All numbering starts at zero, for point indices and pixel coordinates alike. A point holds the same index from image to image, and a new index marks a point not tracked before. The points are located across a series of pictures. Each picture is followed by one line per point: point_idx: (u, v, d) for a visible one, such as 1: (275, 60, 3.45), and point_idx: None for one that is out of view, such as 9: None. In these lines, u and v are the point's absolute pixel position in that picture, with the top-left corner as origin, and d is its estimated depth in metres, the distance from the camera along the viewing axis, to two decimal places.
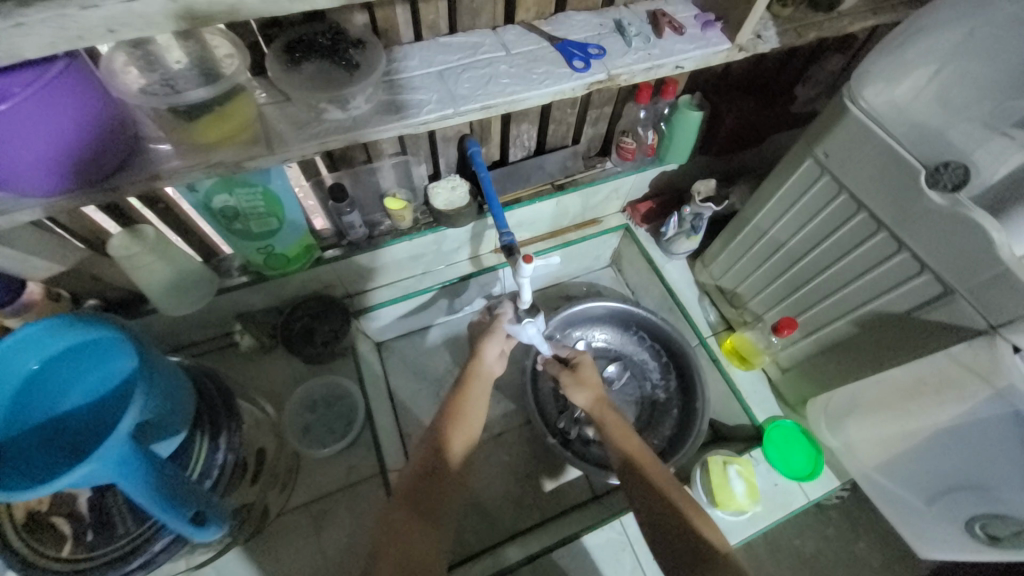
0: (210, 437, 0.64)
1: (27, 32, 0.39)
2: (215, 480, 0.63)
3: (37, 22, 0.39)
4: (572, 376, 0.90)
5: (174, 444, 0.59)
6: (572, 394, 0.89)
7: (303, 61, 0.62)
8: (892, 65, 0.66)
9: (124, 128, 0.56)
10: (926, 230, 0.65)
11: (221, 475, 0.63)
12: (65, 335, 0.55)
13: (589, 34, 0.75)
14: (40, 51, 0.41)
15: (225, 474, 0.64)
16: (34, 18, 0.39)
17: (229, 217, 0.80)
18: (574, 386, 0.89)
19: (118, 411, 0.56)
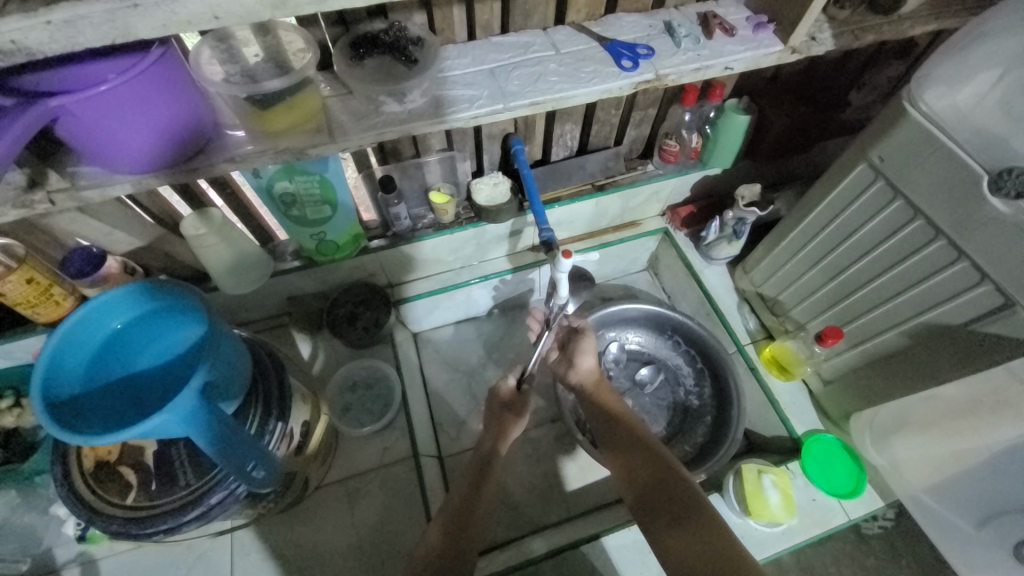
0: (264, 404, 0.68)
1: None
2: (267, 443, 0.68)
3: None
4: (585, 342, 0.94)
5: (232, 408, 0.64)
6: (580, 356, 0.93)
7: (366, 56, 0.66)
8: (955, 68, 0.64)
9: (205, 114, 0.61)
10: (992, 240, 0.62)
11: (272, 439, 0.68)
12: (144, 300, 0.61)
13: (638, 35, 0.77)
14: None
15: (275, 436, 0.69)
16: None
17: (287, 203, 0.85)
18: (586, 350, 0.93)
19: (184, 373, 0.61)
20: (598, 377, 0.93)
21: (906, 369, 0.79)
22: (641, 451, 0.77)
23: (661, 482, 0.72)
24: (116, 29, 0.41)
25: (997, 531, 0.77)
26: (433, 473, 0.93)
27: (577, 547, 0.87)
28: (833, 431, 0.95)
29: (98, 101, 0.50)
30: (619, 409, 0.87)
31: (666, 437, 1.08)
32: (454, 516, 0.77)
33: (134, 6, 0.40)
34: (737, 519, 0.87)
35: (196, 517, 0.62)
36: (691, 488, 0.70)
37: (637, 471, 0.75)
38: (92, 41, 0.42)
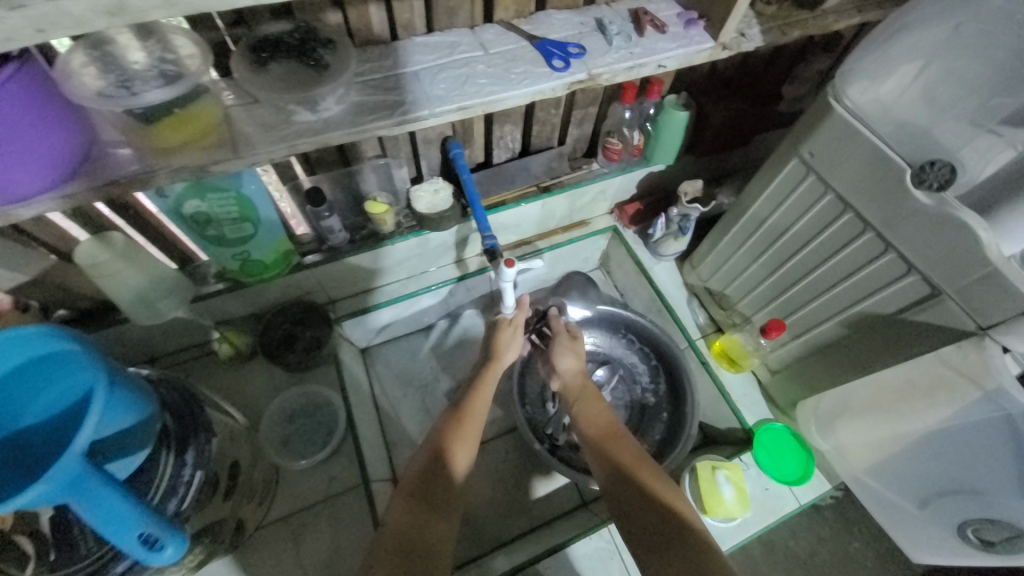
0: (176, 453, 0.61)
1: None
2: (182, 497, 0.59)
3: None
4: (569, 342, 0.93)
5: (135, 462, 0.57)
6: (561, 355, 0.91)
7: (270, 61, 0.59)
8: (877, 62, 0.65)
9: (81, 130, 0.53)
10: (913, 229, 0.63)
11: (188, 492, 0.60)
12: (26, 347, 0.54)
13: (569, 33, 0.74)
14: None
15: (192, 491, 0.61)
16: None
17: (201, 223, 0.78)
18: (567, 349, 0.92)
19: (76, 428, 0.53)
20: (584, 379, 0.89)
21: (846, 356, 0.80)
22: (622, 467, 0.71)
23: (647, 499, 0.66)
24: None
25: (937, 512, 0.75)
26: (386, 500, 0.88)
27: (537, 562, 0.83)
28: (782, 419, 0.98)
29: None
30: (601, 418, 0.81)
31: None
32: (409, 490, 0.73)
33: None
34: None
35: None
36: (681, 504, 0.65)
37: (619, 483, 0.69)
38: None
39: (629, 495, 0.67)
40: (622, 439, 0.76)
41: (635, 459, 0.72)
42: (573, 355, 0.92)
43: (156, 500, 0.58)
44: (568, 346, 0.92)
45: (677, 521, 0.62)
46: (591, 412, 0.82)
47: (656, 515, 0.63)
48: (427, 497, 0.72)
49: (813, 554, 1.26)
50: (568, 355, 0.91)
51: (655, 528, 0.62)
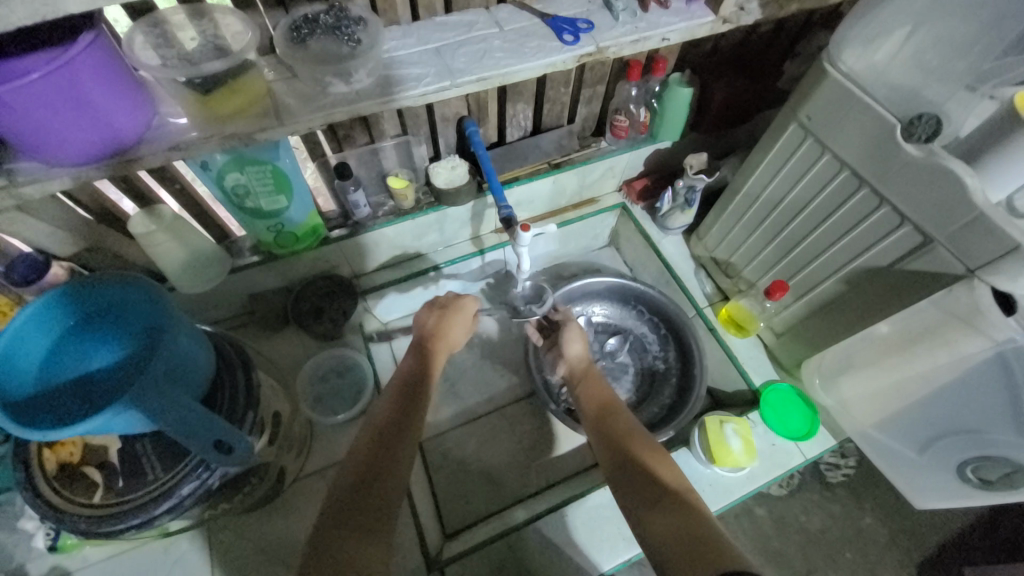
0: (239, 379, 0.70)
1: None
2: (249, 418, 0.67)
3: None
4: (576, 330, 0.98)
5: (205, 387, 0.65)
6: (569, 342, 0.96)
7: (308, 38, 0.65)
8: (869, 29, 0.69)
9: (143, 99, 0.59)
10: (906, 180, 0.67)
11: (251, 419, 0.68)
12: (90, 297, 0.61)
13: (578, 10, 0.79)
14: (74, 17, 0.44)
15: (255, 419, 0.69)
16: None
17: (240, 195, 0.84)
18: (575, 337, 0.97)
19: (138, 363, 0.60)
20: (588, 364, 0.95)
21: (847, 313, 0.85)
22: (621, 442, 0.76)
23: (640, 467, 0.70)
24: (46, 5, 0.40)
25: (938, 453, 0.80)
26: None
27: (554, 510, 0.89)
28: (788, 380, 1.02)
29: (31, 90, 0.48)
30: (607, 395, 0.86)
31: (636, 401, 1.13)
32: (337, 502, 0.63)
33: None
34: (702, 468, 0.92)
35: (167, 509, 0.60)
36: (676, 471, 0.70)
37: (618, 452, 0.74)
38: (26, 19, 0.40)
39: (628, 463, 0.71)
40: (623, 414, 0.81)
41: (633, 433, 0.77)
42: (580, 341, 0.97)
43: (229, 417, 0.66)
44: (577, 333, 0.98)
45: (666, 488, 0.66)
46: (592, 391, 0.88)
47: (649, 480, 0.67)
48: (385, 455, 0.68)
49: None
50: (575, 342, 0.97)
51: (650, 492, 0.66)
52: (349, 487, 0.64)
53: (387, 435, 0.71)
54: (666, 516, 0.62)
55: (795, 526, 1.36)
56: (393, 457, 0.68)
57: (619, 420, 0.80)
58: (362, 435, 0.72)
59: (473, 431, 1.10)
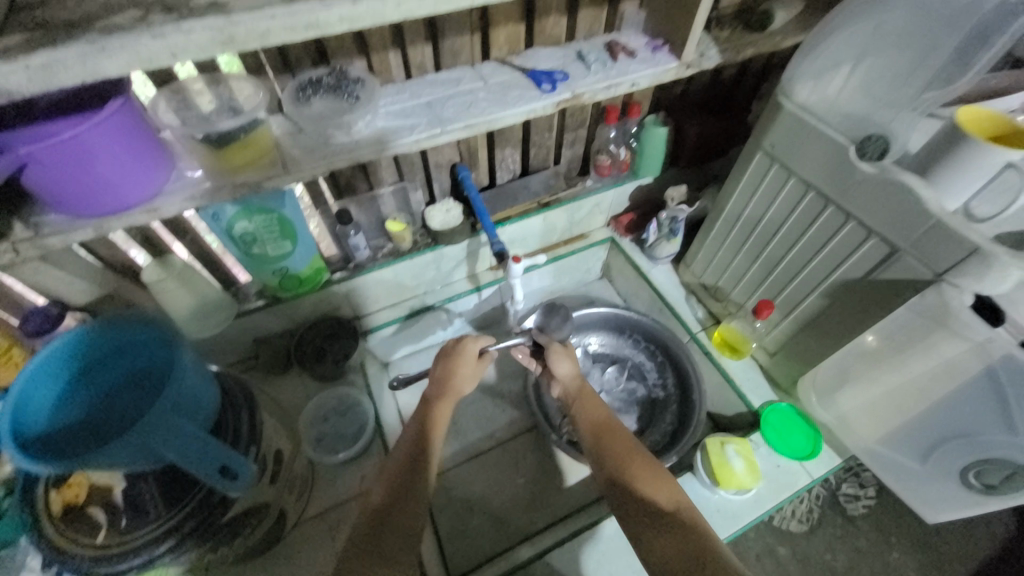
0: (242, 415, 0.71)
1: (108, 55, 0.43)
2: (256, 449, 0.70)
3: (127, 45, 0.43)
4: (563, 347, 0.94)
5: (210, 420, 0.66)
6: (557, 362, 0.92)
7: (312, 97, 0.73)
8: (815, 65, 0.78)
9: (163, 156, 0.66)
10: (866, 195, 0.72)
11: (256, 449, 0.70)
12: (104, 336, 0.64)
13: (555, 63, 0.88)
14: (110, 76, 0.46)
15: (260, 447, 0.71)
16: (125, 42, 0.43)
17: (247, 242, 0.89)
18: (562, 356, 0.93)
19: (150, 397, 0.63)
20: (581, 381, 0.92)
21: (830, 326, 0.87)
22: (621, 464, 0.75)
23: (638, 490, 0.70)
24: (88, 70, 0.44)
25: (939, 461, 0.79)
26: None
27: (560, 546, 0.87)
28: (786, 399, 1.03)
29: (64, 148, 0.54)
30: (601, 414, 0.84)
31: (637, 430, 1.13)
32: (356, 535, 0.64)
33: (102, 48, 0.43)
34: (708, 493, 0.91)
35: (170, 547, 0.62)
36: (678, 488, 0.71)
37: (616, 475, 0.74)
38: (69, 81, 0.44)
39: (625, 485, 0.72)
40: (618, 431, 0.81)
41: (632, 452, 0.76)
42: (568, 358, 0.93)
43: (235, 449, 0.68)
44: (563, 352, 0.93)
45: (662, 510, 0.68)
46: (589, 407, 0.86)
47: (648, 502, 0.69)
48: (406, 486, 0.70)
49: None
50: (564, 360, 0.92)
51: (646, 515, 0.68)
52: (365, 524, 0.65)
53: (404, 477, 0.71)
54: (664, 537, 0.64)
55: (815, 561, 1.31)
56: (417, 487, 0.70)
57: (617, 438, 0.79)
58: (381, 474, 0.72)
59: (475, 468, 1.09)
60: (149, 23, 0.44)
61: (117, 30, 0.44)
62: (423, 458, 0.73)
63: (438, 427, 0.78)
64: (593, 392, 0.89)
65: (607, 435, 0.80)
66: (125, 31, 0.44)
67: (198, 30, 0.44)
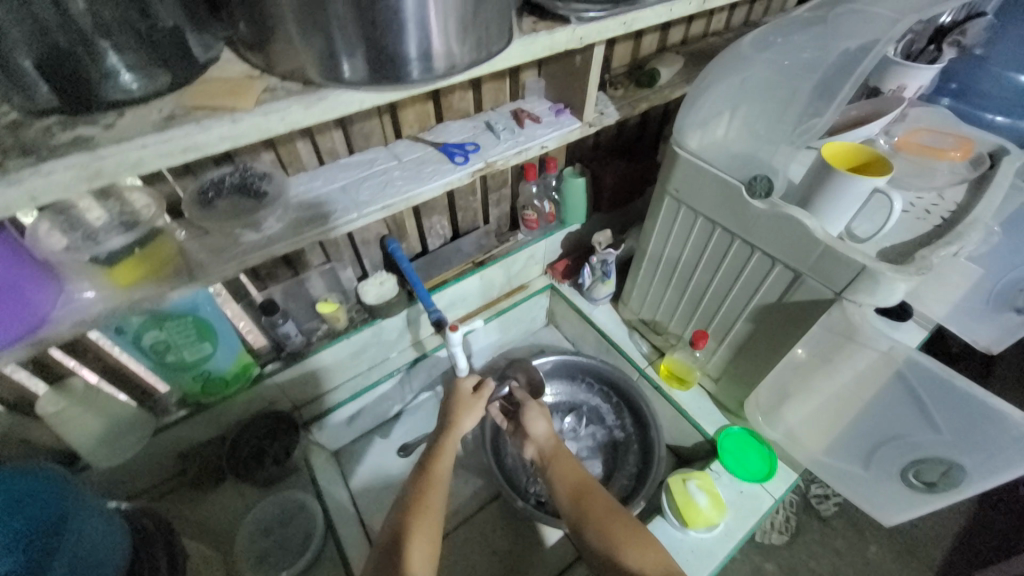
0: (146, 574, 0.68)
1: None
2: None
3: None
4: (536, 408, 0.95)
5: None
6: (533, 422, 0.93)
7: (217, 199, 0.73)
8: (698, 117, 0.86)
9: (48, 279, 0.59)
10: (763, 229, 0.79)
11: None
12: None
13: (466, 135, 0.91)
14: None
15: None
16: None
17: (160, 351, 0.83)
18: (537, 416, 0.94)
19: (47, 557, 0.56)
20: (557, 442, 0.92)
21: (759, 348, 0.92)
22: (604, 529, 0.74)
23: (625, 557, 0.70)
24: None
25: (880, 464, 0.85)
26: None
27: None
28: (738, 423, 1.04)
29: None
30: (577, 475, 0.84)
31: (605, 476, 1.12)
32: None
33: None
34: (680, 534, 0.89)
35: None
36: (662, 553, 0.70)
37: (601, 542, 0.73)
38: None
39: (608, 550, 0.72)
40: (596, 493, 0.81)
41: (614, 515, 0.76)
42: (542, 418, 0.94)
43: None
44: (537, 411, 0.95)
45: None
46: (564, 471, 0.85)
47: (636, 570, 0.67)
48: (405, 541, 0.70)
49: None
50: (538, 420, 0.94)
51: None
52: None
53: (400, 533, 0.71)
54: None
55: None
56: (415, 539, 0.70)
57: (595, 501, 0.79)
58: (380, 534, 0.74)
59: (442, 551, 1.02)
60: (3, 170, 0.41)
61: None
62: (422, 512, 0.74)
63: (439, 473, 0.80)
64: (567, 451, 0.90)
65: (586, 499, 0.80)
66: None
67: (60, 171, 0.42)
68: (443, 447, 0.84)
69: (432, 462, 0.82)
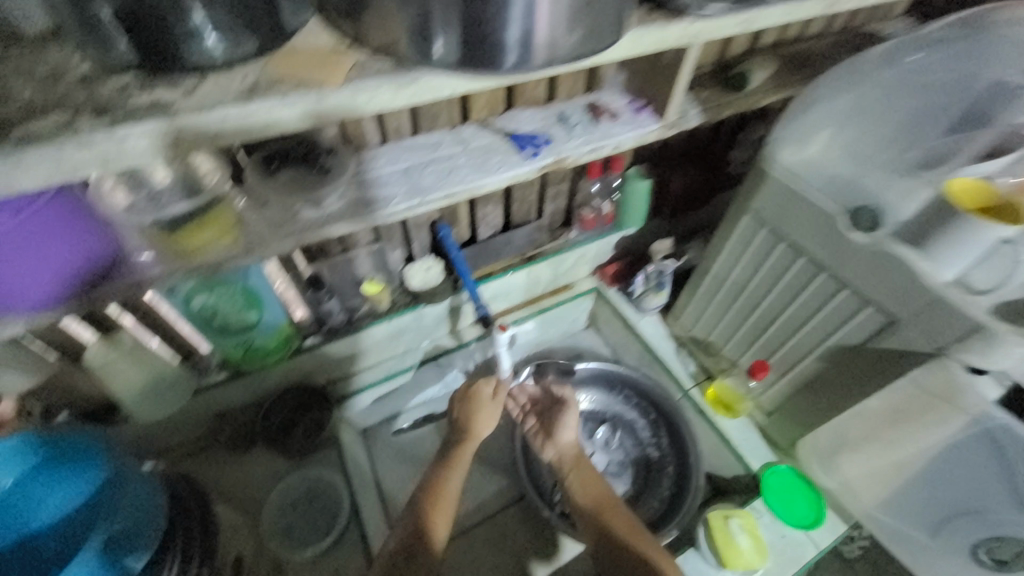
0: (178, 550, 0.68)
1: (25, 167, 0.39)
2: None
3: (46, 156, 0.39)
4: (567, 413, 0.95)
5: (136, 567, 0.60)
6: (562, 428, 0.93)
7: (279, 170, 0.70)
8: (797, 131, 0.78)
9: (109, 241, 0.58)
10: (861, 265, 0.70)
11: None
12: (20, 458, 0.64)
13: (537, 126, 0.85)
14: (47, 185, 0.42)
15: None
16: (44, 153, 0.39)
17: (208, 315, 0.83)
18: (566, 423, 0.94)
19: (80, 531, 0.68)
20: (580, 450, 0.92)
21: (828, 390, 0.85)
22: (624, 546, 0.74)
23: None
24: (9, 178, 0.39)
25: (951, 535, 0.78)
26: None
27: None
28: (786, 461, 0.99)
29: None
30: (598, 489, 0.85)
31: (633, 496, 1.06)
32: None
33: (15, 161, 0.38)
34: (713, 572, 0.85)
35: None
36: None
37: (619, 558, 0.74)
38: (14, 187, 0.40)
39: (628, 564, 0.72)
40: (617, 509, 0.81)
41: (634, 532, 0.77)
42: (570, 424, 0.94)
43: None
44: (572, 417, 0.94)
45: None
46: (586, 483, 0.86)
47: None
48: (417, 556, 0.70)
49: None
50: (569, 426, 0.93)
51: None
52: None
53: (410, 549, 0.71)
54: None
55: None
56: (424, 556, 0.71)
57: (614, 517, 0.80)
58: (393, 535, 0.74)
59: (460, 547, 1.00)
60: (75, 129, 0.40)
61: (35, 137, 0.39)
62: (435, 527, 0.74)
63: (453, 483, 0.80)
64: (587, 461, 0.90)
65: (605, 514, 0.80)
66: (41, 138, 0.39)
67: (136, 137, 0.41)
68: (458, 458, 0.83)
69: (455, 453, 0.84)
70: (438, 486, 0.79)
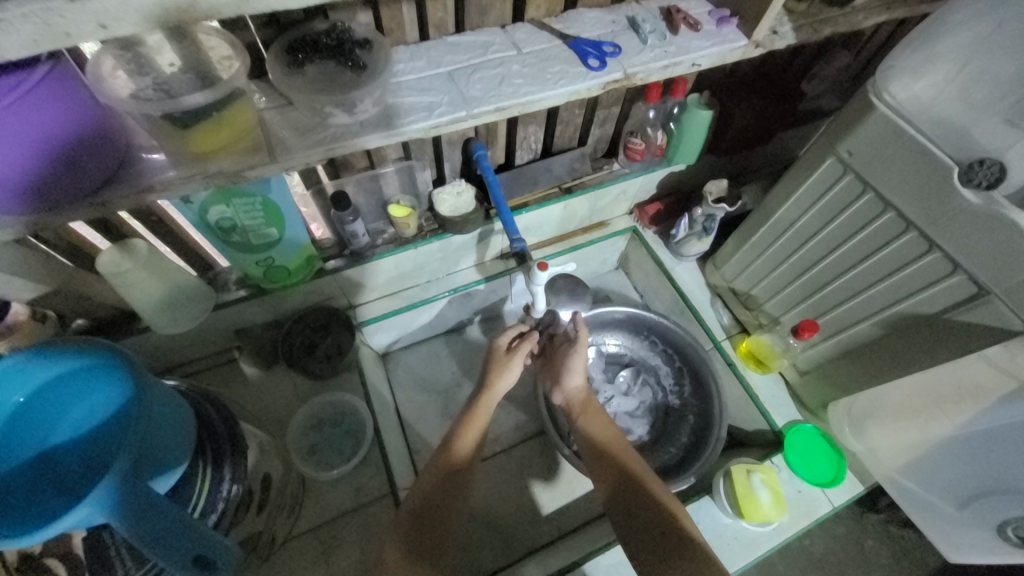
0: (214, 467, 0.66)
1: (6, 28, 0.36)
2: (220, 512, 0.65)
3: (30, 11, 0.36)
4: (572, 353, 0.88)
5: (174, 477, 0.58)
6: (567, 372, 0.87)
7: (307, 62, 0.58)
8: (916, 59, 0.65)
9: (115, 137, 0.52)
10: (962, 227, 0.62)
11: (226, 506, 0.66)
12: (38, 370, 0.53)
13: (602, 31, 0.72)
14: (36, 45, 0.39)
15: (230, 507, 0.66)
16: (28, 6, 0.36)
17: (226, 230, 0.76)
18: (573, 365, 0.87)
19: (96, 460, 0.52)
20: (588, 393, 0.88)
21: (879, 357, 0.80)
22: (632, 488, 0.71)
23: (652, 517, 0.68)
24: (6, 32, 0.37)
25: (978, 510, 0.77)
26: None
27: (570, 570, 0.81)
28: (812, 421, 0.97)
29: None
30: (607, 432, 0.81)
31: (650, 440, 1.07)
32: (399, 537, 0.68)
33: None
34: (726, 519, 0.87)
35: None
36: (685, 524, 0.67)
37: (627, 497, 0.71)
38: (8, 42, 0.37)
39: (636, 504, 0.70)
40: (628, 453, 0.77)
41: (644, 475, 0.73)
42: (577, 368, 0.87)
43: (198, 511, 0.63)
44: (578, 362, 0.87)
45: (676, 535, 0.65)
46: (597, 426, 0.82)
47: (656, 529, 0.66)
48: (439, 496, 0.72)
49: (827, 553, 1.29)
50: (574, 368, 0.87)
51: (656, 545, 0.65)
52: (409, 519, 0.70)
53: (432, 503, 0.71)
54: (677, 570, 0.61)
55: None
56: (453, 498, 0.73)
57: (625, 459, 0.76)
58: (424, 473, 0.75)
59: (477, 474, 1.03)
60: None
61: None
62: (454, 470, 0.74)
63: (474, 424, 0.80)
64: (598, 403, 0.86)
65: (613, 455, 0.77)
66: None
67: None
68: (478, 408, 0.82)
69: (477, 403, 0.83)
70: (460, 429, 0.80)
